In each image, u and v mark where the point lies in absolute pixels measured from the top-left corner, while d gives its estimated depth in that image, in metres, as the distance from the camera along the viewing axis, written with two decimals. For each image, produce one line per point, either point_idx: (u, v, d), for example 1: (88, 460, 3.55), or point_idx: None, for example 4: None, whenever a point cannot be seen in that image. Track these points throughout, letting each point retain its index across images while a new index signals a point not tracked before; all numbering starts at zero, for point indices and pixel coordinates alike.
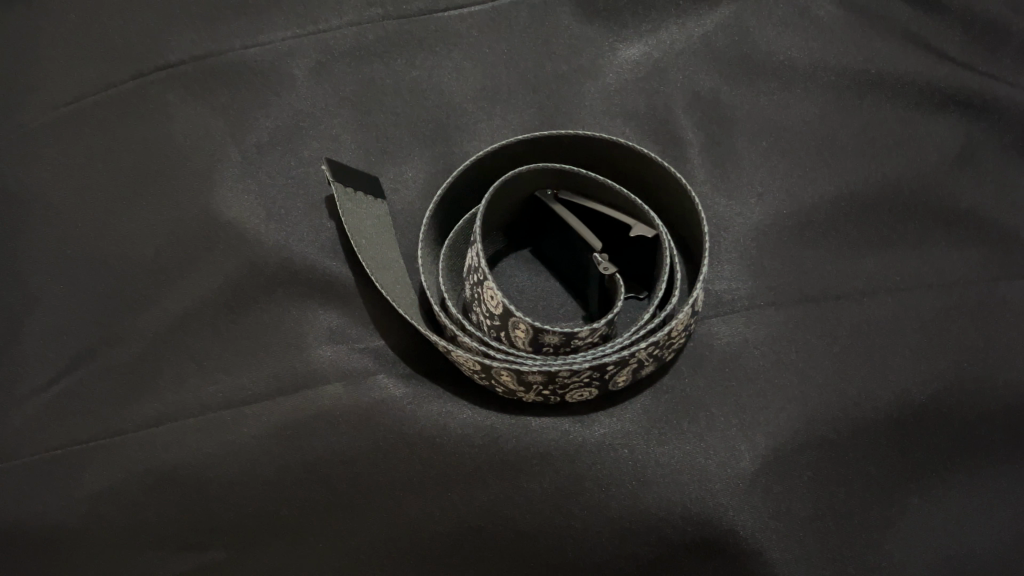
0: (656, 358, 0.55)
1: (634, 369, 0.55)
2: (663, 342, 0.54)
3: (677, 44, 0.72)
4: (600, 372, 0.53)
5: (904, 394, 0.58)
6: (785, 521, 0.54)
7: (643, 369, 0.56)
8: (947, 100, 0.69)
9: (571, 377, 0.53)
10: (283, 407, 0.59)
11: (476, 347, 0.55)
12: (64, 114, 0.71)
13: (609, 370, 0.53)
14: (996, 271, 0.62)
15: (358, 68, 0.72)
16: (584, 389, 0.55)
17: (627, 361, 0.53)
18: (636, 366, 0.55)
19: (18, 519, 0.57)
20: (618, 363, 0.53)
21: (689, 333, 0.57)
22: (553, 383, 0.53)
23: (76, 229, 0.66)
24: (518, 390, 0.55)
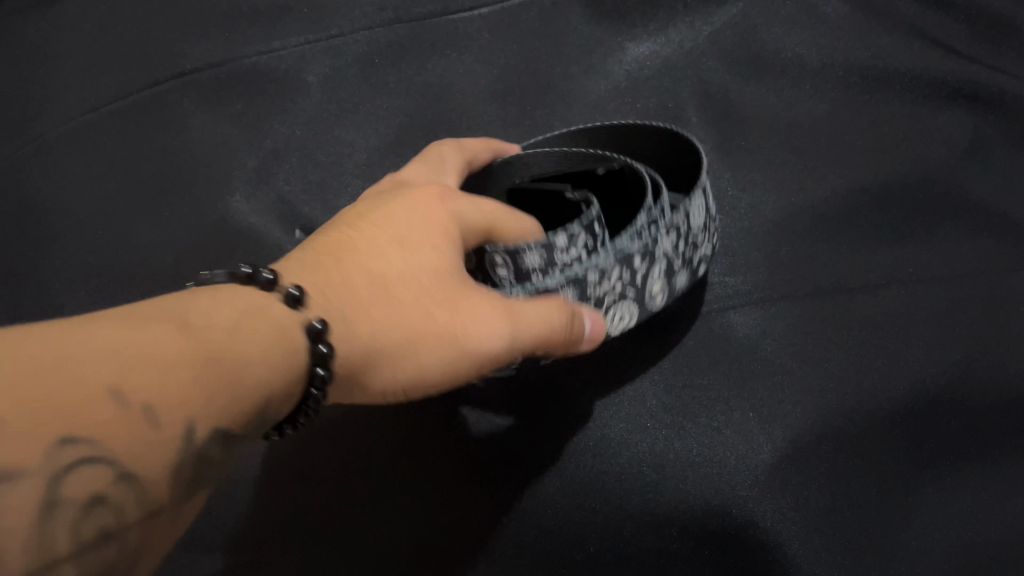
0: (684, 259, 0.56)
1: (666, 273, 0.55)
2: (685, 234, 0.55)
3: (685, 43, 0.74)
4: (621, 274, 0.53)
5: (918, 384, 0.59)
6: (804, 512, 0.55)
7: (676, 274, 0.56)
8: (955, 93, 0.69)
9: (595, 286, 0.53)
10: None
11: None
12: (80, 124, 0.72)
13: (642, 266, 0.53)
14: (1008, 262, 0.62)
15: (371, 73, 0.73)
16: (609, 304, 0.54)
17: (653, 255, 0.54)
18: (665, 266, 0.54)
19: (391, 285, 0.46)
20: (643, 257, 0.53)
21: (710, 237, 0.58)
22: (577, 297, 0.53)
23: (95, 237, 0.68)
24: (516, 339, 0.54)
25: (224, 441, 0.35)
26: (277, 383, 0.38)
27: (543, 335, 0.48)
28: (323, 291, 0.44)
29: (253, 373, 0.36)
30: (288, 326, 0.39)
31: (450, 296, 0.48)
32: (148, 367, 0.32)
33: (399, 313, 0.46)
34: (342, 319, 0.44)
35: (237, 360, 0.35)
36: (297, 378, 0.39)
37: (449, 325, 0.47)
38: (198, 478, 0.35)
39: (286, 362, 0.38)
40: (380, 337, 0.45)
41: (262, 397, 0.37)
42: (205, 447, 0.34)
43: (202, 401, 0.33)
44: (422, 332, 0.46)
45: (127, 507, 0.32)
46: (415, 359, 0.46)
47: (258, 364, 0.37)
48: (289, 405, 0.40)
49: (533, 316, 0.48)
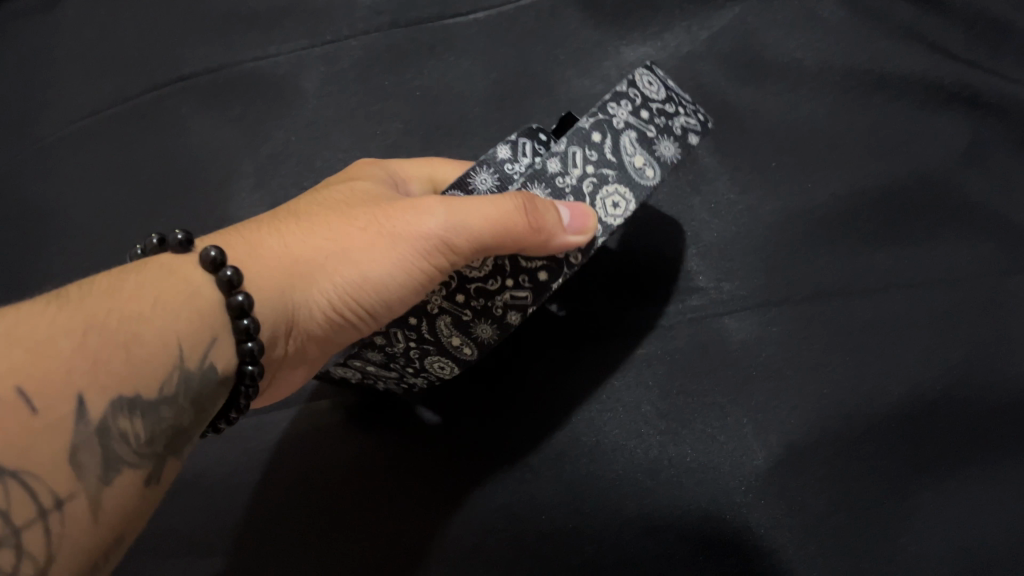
0: (656, 125, 0.52)
1: (633, 140, 0.51)
2: (637, 101, 0.51)
3: (682, 47, 0.74)
4: (585, 155, 0.50)
5: (914, 389, 0.59)
6: (799, 517, 0.55)
7: (649, 141, 0.51)
8: (953, 96, 0.69)
9: (562, 175, 0.49)
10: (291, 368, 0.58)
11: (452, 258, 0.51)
12: (79, 128, 0.72)
13: (601, 138, 0.50)
14: (1005, 266, 0.62)
15: (368, 78, 0.73)
16: (591, 191, 0.50)
17: (611, 128, 0.50)
18: (635, 135, 0.51)
19: (319, 221, 0.51)
20: (602, 134, 0.50)
21: (682, 106, 0.54)
22: (551, 195, 0.49)
23: (93, 241, 0.68)
24: (487, 291, 0.50)
25: (136, 404, 0.39)
26: (179, 334, 0.41)
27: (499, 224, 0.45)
28: (245, 235, 0.49)
29: (144, 334, 0.40)
30: (184, 280, 0.44)
31: (381, 216, 0.50)
32: (23, 355, 0.37)
33: (326, 239, 0.49)
34: (255, 253, 0.48)
35: (119, 323, 0.40)
36: (210, 331, 0.43)
37: (385, 236, 0.49)
38: (133, 446, 0.38)
39: (183, 312, 0.42)
40: (310, 263, 0.49)
41: (165, 351, 0.41)
42: (114, 413, 0.38)
43: (86, 370, 0.37)
44: (356, 250, 0.49)
45: (52, 488, 0.35)
46: (351, 273, 0.48)
47: (152, 331, 0.41)
48: (219, 359, 0.43)
49: (482, 207, 0.46)
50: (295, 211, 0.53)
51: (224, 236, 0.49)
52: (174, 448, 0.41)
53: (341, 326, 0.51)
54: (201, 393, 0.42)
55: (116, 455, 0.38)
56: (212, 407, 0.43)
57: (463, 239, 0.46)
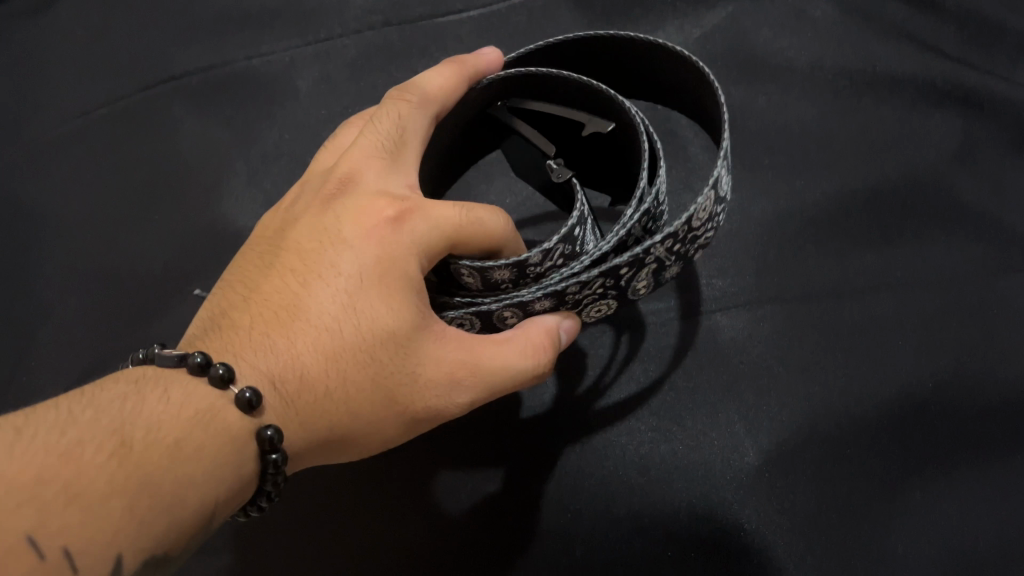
0: (678, 257, 0.50)
1: (654, 271, 0.50)
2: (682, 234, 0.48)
3: (674, 46, 0.74)
4: (604, 284, 0.49)
5: (905, 388, 0.59)
6: (789, 516, 0.55)
7: (665, 271, 0.51)
8: (945, 95, 0.69)
9: (573, 295, 0.49)
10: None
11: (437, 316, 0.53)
12: (71, 128, 0.73)
13: (624, 271, 0.48)
14: (997, 266, 0.62)
15: (361, 77, 0.73)
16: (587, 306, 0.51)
17: (638, 266, 0.48)
18: (656, 269, 0.49)
19: (340, 351, 0.46)
20: (627, 270, 0.48)
21: (714, 225, 0.52)
22: (552, 308, 0.51)
23: (86, 241, 0.69)
24: None
25: (164, 562, 0.39)
26: (216, 497, 0.41)
27: (509, 379, 0.48)
28: (263, 373, 0.45)
29: (187, 491, 0.40)
30: (230, 423, 0.42)
31: (404, 380, 0.47)
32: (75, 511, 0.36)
33: (353, 382, 0.46)
34: (277, 404, 0.44)
35: (165, 488, 0.39)
36: (246, 479, 0.43)
37: (400, 407, 0.47)
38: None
39: (226, 466, 0.41)
40: (331, 408, 0.46)
41: (201, 514, 0.40)
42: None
43: (130, 533, 0.37)
44: (386, 397, 0.47)
45: None
46: (378, 421, 0.47)
47: (198, 486, 0.40)
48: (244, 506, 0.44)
49: (500, 362, 0.48)
50: (308, 322, 0.46)
51: (244, 369, 0.44)
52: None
53: None
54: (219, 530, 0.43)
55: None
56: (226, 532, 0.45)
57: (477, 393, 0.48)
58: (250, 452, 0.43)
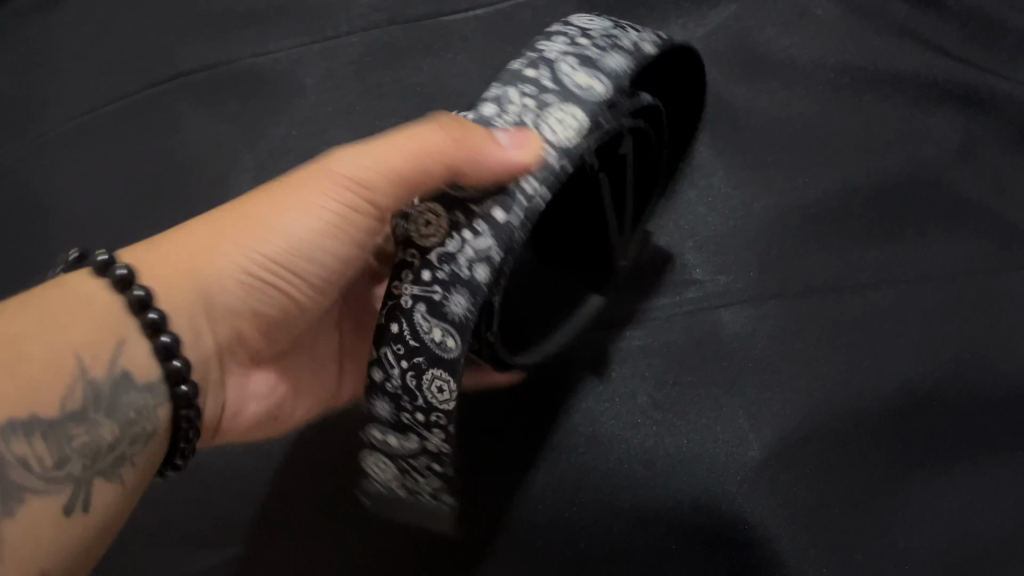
0: (593, 48, 0.50)
1: (580, 54, 0.49)
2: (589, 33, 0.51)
3: (678, 45, 0.74)
4: (521, 90, 0.47)
5: (906, 383, 0.59)
6: (792, 508, 0.56)
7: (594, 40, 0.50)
8: (947, 93, 0.69)
9: (498, 113, 0.47)
10: (298, 412, 0.60)
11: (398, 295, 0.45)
12: (77, 124, 0.73)
13: (536, 75, 0.48)
14: (998, 262, 0.63)
15: (366, 75, 0.74)
16: (535, 118, 0.46)
17: (553, 71, 0.47)
18: (574, 58, 0.49)
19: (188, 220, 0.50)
20: (536, 66, 0.48)
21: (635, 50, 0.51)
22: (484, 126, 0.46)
23: (90, 235, 0.69)
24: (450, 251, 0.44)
25: (33, 423, 0.38)
26: (77, 345, 0.41)
27: (418, 151, 0.45)
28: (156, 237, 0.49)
29: (30, 350, 0.39)
30: (80, 293, 0.43)
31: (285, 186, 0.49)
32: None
33: (241, 218, 0.49)
34: (143, 248, 0.48)
35: (9, 349, 0.39)
36: (111, 340, 0.42)
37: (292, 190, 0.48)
38: (40, 472, 0.38)
39: (75, 326, 0.41)
40: (194, 233, 0.49)
41: (64, 365, 0.40)
42: (8, 440, 0.37)
43: None
44: (272, 192, 0.49)
45: None
46: (264, 214, 0.48)
47: (46, 346, 0.40)
48: (140, 376, 0.43)
49: (400, 143, 0.46)
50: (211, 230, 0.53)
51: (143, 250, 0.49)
52: (98, 470, 0.41)
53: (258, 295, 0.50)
54: (112, 403, 0.42)
55: (14, 478, 0.37)
56: (150, 430, 0.43)
57: (386, 176, 0.46)
58: (112, 315, 0.43)
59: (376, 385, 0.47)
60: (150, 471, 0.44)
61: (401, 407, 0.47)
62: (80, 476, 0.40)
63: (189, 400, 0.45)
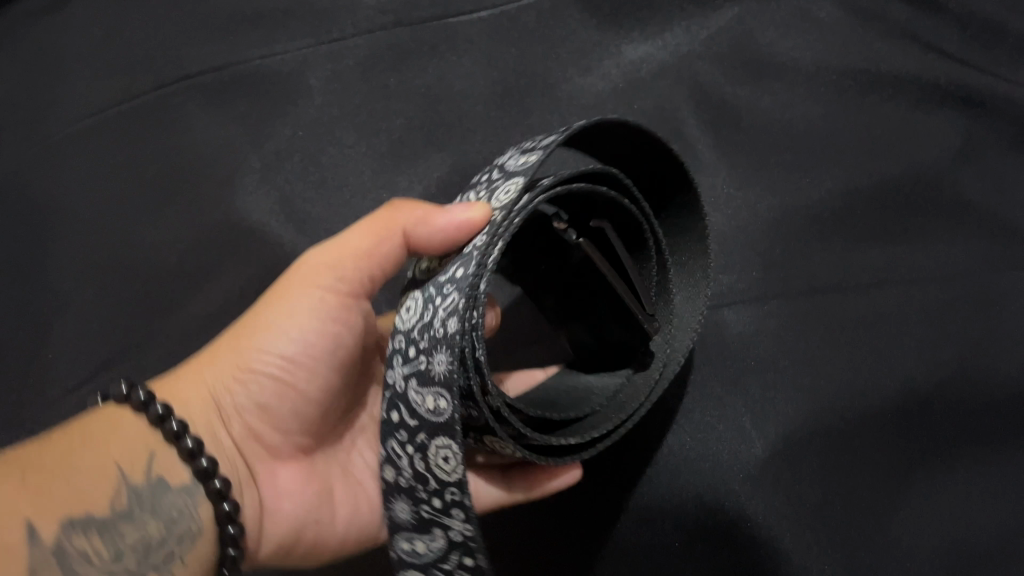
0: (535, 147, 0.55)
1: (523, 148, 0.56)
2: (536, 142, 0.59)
3: (682, 46, 0.74)
4: (480, 193, 0.56)
5: (909, 382, 0.60)
6: (795, 506, 0.57)
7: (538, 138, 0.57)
8: (950, 94, 0.70)
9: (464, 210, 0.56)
10: (339, 516, 0.61)
11: (394, 386, 0.53)
12: (86, 126, 0.74)
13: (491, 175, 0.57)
14: (1000, 262, 0.63)
15: (372, 76, 0.74)
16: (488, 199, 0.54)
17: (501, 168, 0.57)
18: (517, 152, 0.57)
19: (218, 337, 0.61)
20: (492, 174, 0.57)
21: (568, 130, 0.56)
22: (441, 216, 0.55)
23: (102, 237, 0.70)
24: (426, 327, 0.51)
25: (90, 524, 0.49)
26: (118, 460, 0.51)
27: (370, 233, 0.57)
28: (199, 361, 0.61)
29: (86, 467, 0.50)
30: (115, 420, 0.53)
31: (265, 298, 0.59)
32: (14, 484, 0.48)
33: (245, 326, 0.58)
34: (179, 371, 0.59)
35: (76, 466, 0.50)
36: (143, 453, 0.52)
37: (275, 298, 0.58)
38: (99, 564, 0.49)
39: (110, 446, 0.52)
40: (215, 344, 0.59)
41: (109, 478, 0.51)
42: (68, 535, 0.48)
43: (45, 507, 0.48)
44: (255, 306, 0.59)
45: None
46: (259, 320, 0.58)
47: (87, 466, 0.51)
48: (174, 480, 0.53)
49: (352, 238, 0.57)
50: None
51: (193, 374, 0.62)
52: (147, 562, 0.50)
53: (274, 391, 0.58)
54: (154, 503, 0.52)
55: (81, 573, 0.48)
56: (189, 526, 0.53)
57: (356, 260, 0.57)
58: (150, 432, 0.53)
59: (396, 487, 0.55)
60: (200, 567, 0.53)
61: (418, 499, 0.53)
62: (134, 568, 0.50)
63: (221, 494, 0.53)
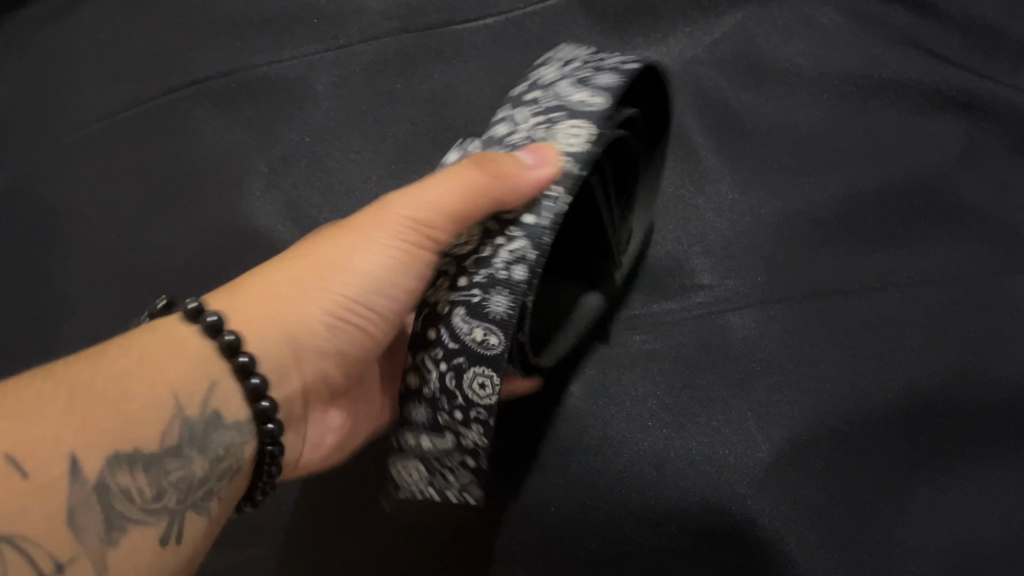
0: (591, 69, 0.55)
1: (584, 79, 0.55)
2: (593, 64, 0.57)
3: (685, 52, 0.75)
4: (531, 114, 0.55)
5: (912, 385, 0.60)
6: (800, 509, 0.57)
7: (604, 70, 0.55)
8: (950, 99, 0.70)
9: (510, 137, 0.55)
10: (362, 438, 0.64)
11: (436, 305, 0.50)
12: (93, 131, 0.74)
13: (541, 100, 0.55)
14: (1001, 266, 0.64)
15: (378, 82, 0.75)
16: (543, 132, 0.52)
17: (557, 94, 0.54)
18: (572, 82, 0.55)
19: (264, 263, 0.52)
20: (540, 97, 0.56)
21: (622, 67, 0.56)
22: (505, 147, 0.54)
23: (109, 242, 0.70)
24: (482, 258, 0.48)
25: (134, 460, 0.43)
26: (176, 388, 0.45)
27: (467, 190, 0.49)
28: (224, 287, 0.51)
29: (134, 392, 0.44)
30: (172, 334, 0.47)
31: (358, 230, 0.53)
32: (58, 409, 0.42)
33: (327, 263, 0.52)
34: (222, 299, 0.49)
35: (120, 386, 0.44)
36: (205, 381, 0.46)
37: (369, 238, 0.52)
38: (138, 504, 0.43)
39: (168, 374, 0.45)
40: (278, 284, 0.51)
41: (160, 407, 0.44)
42: (113, 472, 0.42)
43: (78, 431, 0.42)
44: (351, 238, 0.53)
45: (52, 552, 0.40)
46: (349, 263, 0.52)
47: (139, 392, 0.44)
48: (229, 415, 0.47)
49: (443, 192, 0.50)
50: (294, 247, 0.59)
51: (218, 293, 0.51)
52: (189, 503, 0.45)
53: (351, 334, 0.54)
54: (203, 438, 0.46)
55: (117, 509, 0.42)
56: (235, 466, 0.47)
57: (442, 214, 0.50)
58: (212, 360, 0.47)
59: (412, 391, 0.51)
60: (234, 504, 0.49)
61: (437, 407, 0.49)
62: (174, 509, 0.44)
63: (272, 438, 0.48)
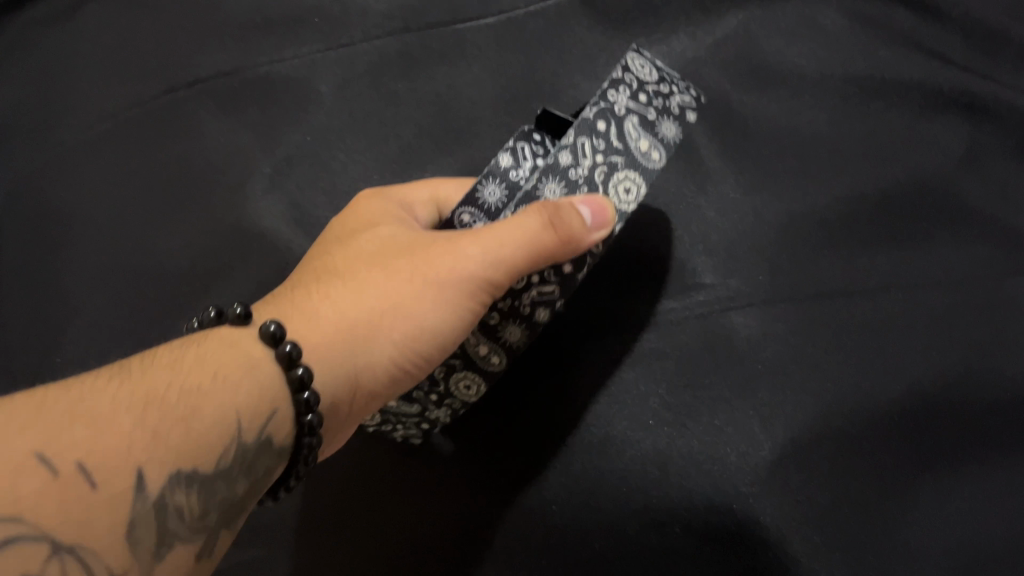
0: (655, 107, 0.56)
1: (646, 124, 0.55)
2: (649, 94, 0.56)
3: (688, 52, 0.75)
4: (593, 145, 0.54)
5: (915, 386, 0.60)
6: (804, 509, 0.57)
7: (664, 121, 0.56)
8: (953, 100, 0.70)
9: (573, 167, 0.54)
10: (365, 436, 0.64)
11: None
12: (96, 131, 0.74)
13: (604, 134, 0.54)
14: (1005, 268, 0.64)
15: (381, 83, 0.75)
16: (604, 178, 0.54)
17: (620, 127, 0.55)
18: (637, 119, 0.55)
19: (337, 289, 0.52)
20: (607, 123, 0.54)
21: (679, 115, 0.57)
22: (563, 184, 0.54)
23: (113, 242, 0.71)
24: (514, 291, 0.55)
25: (194, 479, 0.41)
26: (240, 411, 0.44)
27: (532, 247, 0.50)
28: (297, 304, 0.51)
29: (203, 411, 0.42)
30: (244, 353, 0.46)
31: (426, 267, 0.52)
32: (129, 417, 0.40)
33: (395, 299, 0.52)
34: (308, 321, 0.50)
35: (188, 401, 0.42)
36: (270, 410, 0.45)
37: (434, 284, 0.52)
38: (188, 523, 0.41)
39: (238, 396, 0.44)
40: (351, 320, 0.51)
41: (226, 426, 0.43)
42: (173, 489, 0.40)
43: (149, 446, 0.39)
44: (426, 282, 0.52)
45: (109, 566, 0.37)
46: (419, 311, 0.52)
47: (209, 413, 0.42)
48: (279, 440, 0.46)
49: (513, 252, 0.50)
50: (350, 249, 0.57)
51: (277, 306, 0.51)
52: (225, 523, 0.43)
53: (402, 379, 0.54)
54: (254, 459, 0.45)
55: (171, 529, 0.40)
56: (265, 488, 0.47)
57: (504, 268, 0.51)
58: (282, 392, 0.46)
59: None
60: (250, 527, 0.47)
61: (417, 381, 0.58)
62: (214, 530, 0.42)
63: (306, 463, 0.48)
